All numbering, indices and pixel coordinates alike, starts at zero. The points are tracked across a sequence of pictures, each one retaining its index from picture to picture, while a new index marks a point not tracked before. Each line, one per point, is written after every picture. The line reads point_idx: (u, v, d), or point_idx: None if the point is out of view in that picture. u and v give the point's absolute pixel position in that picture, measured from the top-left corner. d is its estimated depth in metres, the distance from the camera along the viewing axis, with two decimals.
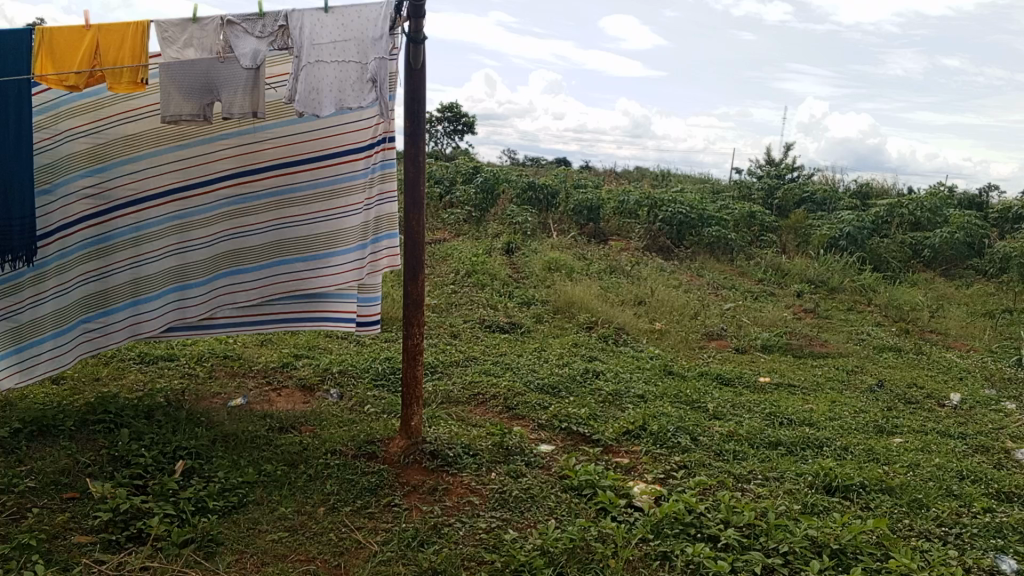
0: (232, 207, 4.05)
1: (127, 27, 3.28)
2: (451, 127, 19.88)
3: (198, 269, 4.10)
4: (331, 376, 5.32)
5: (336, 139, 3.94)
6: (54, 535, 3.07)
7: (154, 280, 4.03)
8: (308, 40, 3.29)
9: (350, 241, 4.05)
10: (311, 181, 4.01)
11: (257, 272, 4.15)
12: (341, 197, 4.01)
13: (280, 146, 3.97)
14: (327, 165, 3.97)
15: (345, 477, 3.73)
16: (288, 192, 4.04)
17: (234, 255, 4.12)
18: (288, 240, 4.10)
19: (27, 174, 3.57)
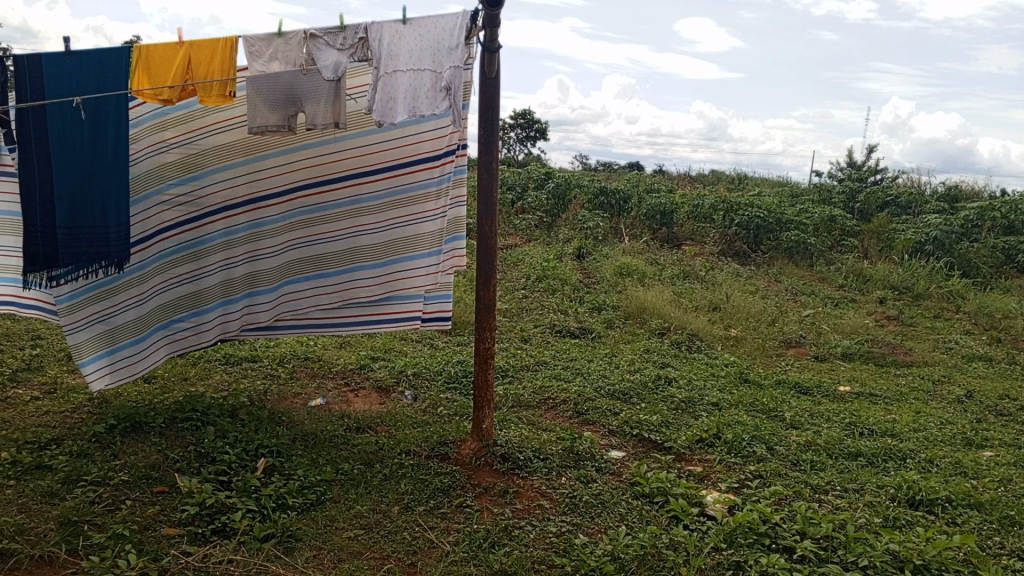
0: (311, 214, 4.17)
1: (216, 42, 3.43)
2: (523, 133, 20.00)
3: (279, 273, 4.26)
4: (405, 379, 5.43)
5: (412, 148, 4.02)
6: (146, 526, 3.23)
7: (241, 283, 4.23)
8: (387, 51, 3.39)
9: (423, 247, 4.15)
10: (386, 190, 4.10)
11: (334, 277, 4.29)
12: (416, 205, 4.11)
13: (357, 155, 4.06)
14: (402, 174, 4.06)
15: (418, 477, 3.80)
16: (364, 200, 4.14)
17: (313, 260, 4.25)
18: (364, 246, 4.20)
19: (123, 182, 3.67)
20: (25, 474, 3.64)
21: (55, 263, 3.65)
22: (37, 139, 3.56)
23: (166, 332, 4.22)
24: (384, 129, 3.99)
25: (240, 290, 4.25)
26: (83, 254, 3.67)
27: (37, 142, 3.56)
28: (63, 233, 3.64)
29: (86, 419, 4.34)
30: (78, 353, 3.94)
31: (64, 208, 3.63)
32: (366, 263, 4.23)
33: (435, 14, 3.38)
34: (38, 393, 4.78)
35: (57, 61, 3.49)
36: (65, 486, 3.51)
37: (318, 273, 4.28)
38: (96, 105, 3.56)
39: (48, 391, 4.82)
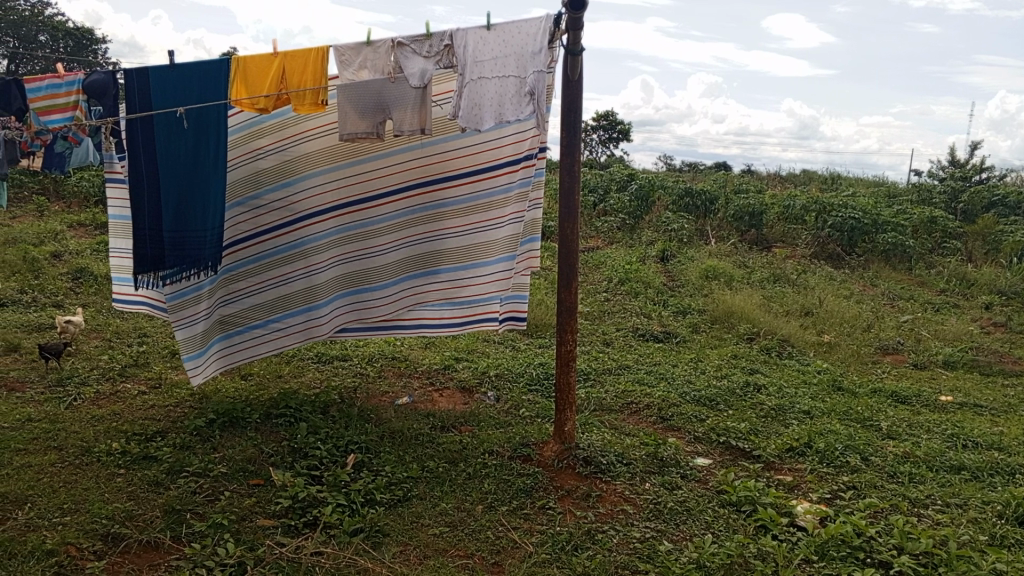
0: (394, 221, 4.28)
1: (309, 53, 3.57)
2: (607, 135, 19.88)
3: (362, 276, 4.40)
4: (488, 380, 5.49)
5: (491, 153, 4.07)
6: (242, 517, 3.38)
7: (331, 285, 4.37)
8: (471, 57, 3.43)
9: (500, 252, 4.18)
10: (467, 195, 4.17)
11: (414, 281, 4.39)
12: (492, 209, 4.15)
13: (437, 161, 4.15)
14: (481, 179, 4.12)
15: (502, 477, 3.84)
16: (443, 206, 4.22)
17: (392, 265, 4.36)
18: (442, 252, 4.29)
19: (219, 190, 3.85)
20: (133, 463, 3.87)
21: (161, 266, 3.84)
22: (145, 147, 3.75)
23: (255, 332, 4.42)
24: (465, 135, 4.06)
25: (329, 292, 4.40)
26: (187, 256, 3.88)
27: (145, 151, 3.74)
28: (169, 237, 3.84)
29: (188, 413, 4.58)
30: (182, 348, 4.09)
31: (171, 213, 3.82)
32: (444, 266, 4.32)
33: (519, 19, 3.42)
34: (145, 387, 5.08)
35: (162, 73, 3.69)
36: (169, 476, 3.72)
37: (400, 277, 4.39)
38: (198, 113, 3.73)
39: (155, 386, 5.12)
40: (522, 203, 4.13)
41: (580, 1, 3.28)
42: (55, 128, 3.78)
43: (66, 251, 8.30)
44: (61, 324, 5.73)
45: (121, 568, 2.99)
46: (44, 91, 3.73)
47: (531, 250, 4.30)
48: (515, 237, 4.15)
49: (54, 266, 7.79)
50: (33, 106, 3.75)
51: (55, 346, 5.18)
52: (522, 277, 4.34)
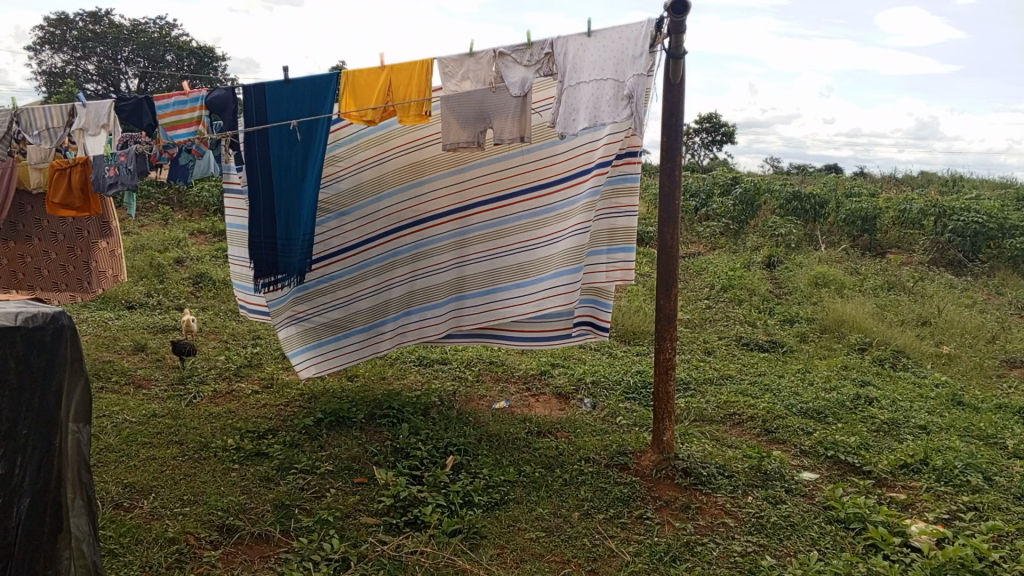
0: (478, 233, 4.30)
1: (414, 65, 3.67)
2: (709, 137, 19.45)
3: (448, 289, 4.41)
4: (585, 387, 5.47)
5: (577, 159, 4.02)
6: (347, 514, 3.50)
7: (433, 291, 4.42)
8: (571, 64, 3.46)
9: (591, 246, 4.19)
10: (549, 205, 4.13)
11: (487, 296, 4.33)
12: (571, 217, 4.03)
13: (520, 172, 4.17)
14: (563, 188, 4.07)
15: (598, 485, 3.82)
16: (523, 217, 4.19)
17: (472, 279, 4.35)
18: (518, 265, 4.23)
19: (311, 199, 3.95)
20: (247, 459, 4.08)
21: (276, 270, 4.10)
22: (261, 159, 3.98)
23: (357, 339, 4.52)
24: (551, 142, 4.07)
25: (420, 302, 4.46)
26: (294, 263, 4.08)
27: (262, 162, 3.98)
28: (281, 245, 4.08)
29: (297, 412, 4.79)
30: (285, 345, 4.46)
31: (281, 223, 4.04)
32: (519, 278, 4.22)
33: (620, 24, 3.39)
34: (258, 386, 5.36)
35: (277, 87, 3.89)
36: (279, 472, 3.91)
37: (477, 292, 4.36)
38: (312, 124, 3.90)
39: (267, 386, 5.39)
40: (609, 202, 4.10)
41: (682, 4, 3.26)
42: (179, 142, 4.02)
43: (188, 257, 8.85)
44: (183, 326, 6.11)
45: (235, 558, 3.16)
46: (171, 107, 3.99)
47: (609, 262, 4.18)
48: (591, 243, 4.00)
49: (177, 271, 8.33)
50: (162, 121, 4.02)
51: (182, 347, 5.47)
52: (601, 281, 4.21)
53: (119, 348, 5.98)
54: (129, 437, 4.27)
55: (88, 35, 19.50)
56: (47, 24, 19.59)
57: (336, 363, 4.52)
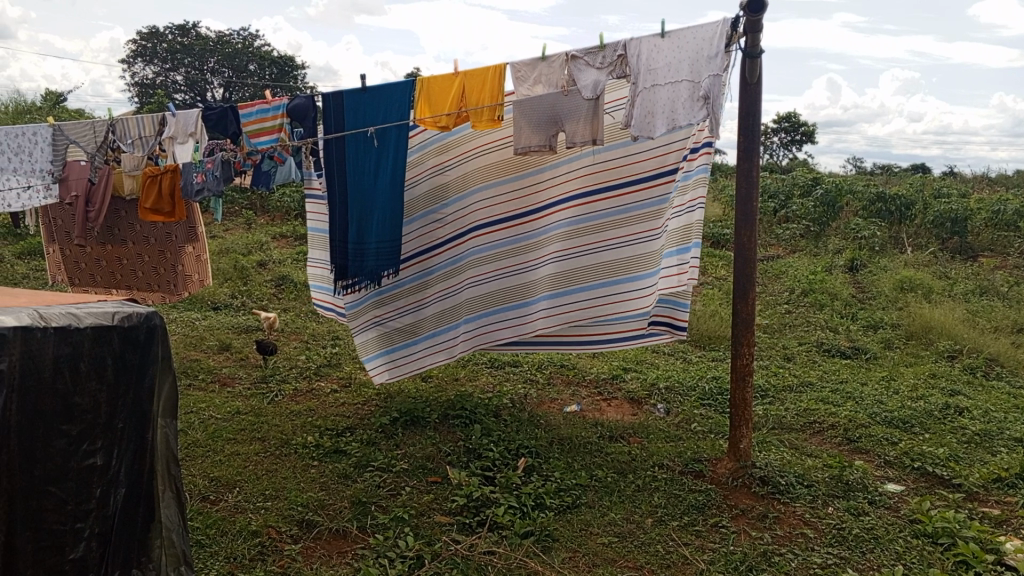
0: (529, 240, 4.34)
1: (486, 70, 3.73)
2: (789, 137, 18.93)
3: (519, 292, 4.42)
4: (658, 392, 5.41)
5: (608, 175, 4.17)
6: (422, 512, 3.57)
7: (504, 294, 4.44)
8: (644, 65, 3.42)
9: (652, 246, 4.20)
10: (570, 220, 4.28)
11: (507, 313, 4.46)
12: (585, 235, 4.27)
13: (547, 185, 4.26)
14: (581, 205, 4.24)
15: (672, 492, 3.78)
16: (594, 219, 4.24)
17: (543, 282, 4.36)
18: (540, 279, 4.37)
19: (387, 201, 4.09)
20: (325, 456, 4.20)
21: (348, 274, 4.18)
22: (338, 164, 4.08)
23: (428, 344, 4.56)
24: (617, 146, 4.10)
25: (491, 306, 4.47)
26: (367, 265, 4.16)
27: (339, 167, 4.08)
28: (353, 248, 4.14)
29: (373, 411, 4.91)
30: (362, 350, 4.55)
31: (354, 226, 4.11)
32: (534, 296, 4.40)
33: (695, 25, 3.34)
34: (336, 385, 5.50)
35: (356, 94, 3.97)
36: (356, 470, 4.01)
37: (499, 306, 4.46)
38: (388, 131, 4.00)
39: (344, 385, 5.53)
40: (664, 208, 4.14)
41: (759, 3, 3.22)
42: (263, 148, 4.15)
43: (270, 260, 9.16)
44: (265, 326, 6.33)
45: (314, 552, 3.26)
46: (254, 115, 4.12)
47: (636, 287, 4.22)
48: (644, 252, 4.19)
49: (260, 274, 8.64)
50: (246, 129, 4.16)
51: (265, 345, 5.62)
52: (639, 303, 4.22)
53: (206, 348, 6.24)
54: (214, 433, 4.45)
55: (177, 48, 20.43)
56: (141, 38, 20.62)
57: (409, 368, 4.57)
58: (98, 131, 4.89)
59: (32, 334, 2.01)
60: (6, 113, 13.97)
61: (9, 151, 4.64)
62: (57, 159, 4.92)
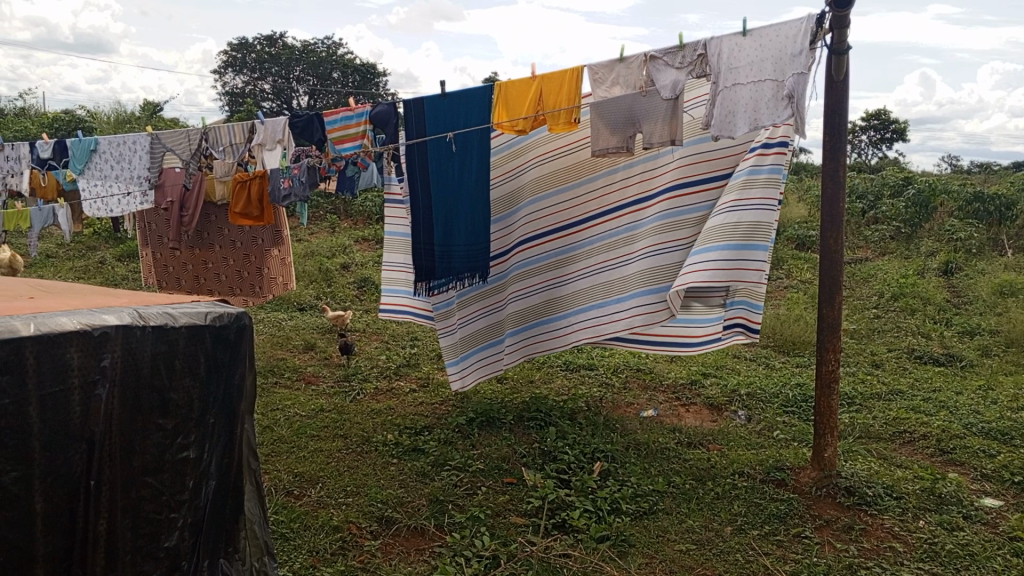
0: (587, 246, 4.38)
1: (564, 74, 3.73)
2: (879, 135, 18.18)
3: (577, 298, 4.42)
4: (739, 398, 5.29)
5: (621, 195, 4.24)
6: (498, 513, 3.60)
7: (562, 300, 4.46)
8: (725, 65, 3.36)
9: (720, 238, 3.74)
10: (580, 241, 4.38)
11: (525, 334, 4.55)
12: (595, 256, 4.35)
13: (562, 210, 4.39)
14: (593, 227, 4.34)
15: (752, 500, 3.70)
16: (648, 224, 4.15)
17: (598, 288, 4.34)
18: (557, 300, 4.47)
19: (475, 203, 4.18)
20: (404, 454, 4.29)
21: (434, 276, 4.20)
22: (421, 168, 4.12)
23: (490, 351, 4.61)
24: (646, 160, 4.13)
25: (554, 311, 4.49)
26: (455, 267, 4.22)
27: (421, 171, 4.12)
28: (440, 250, 4.18)
29: (451, 411, 4.98)
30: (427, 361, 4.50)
31: (440, 229, 4.15)
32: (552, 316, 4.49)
33: (778, 22, 3.26)
34: (415, 385, 5.61)
35: (436, 100, 4.05)
36: (434, 469, 4.08)
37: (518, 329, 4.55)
38: (470, 135, 4.09)
39: (423, 385, 5.64)
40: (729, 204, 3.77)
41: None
42: (346, 154, 4.31)
43: (353, 263, 9.40)
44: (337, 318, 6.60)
45: (393, 549, 3.33)
46: (338, 122, 4.27)
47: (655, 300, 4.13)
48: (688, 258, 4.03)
49: (342, 276, 8.89)
50: (331, 136, 4.33)
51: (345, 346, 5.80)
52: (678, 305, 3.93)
53: (292, 348, 6.47)
54: (299, 430, 4.61)
55: (266, 58, 21.25)
56: (232, 49, 21.55)
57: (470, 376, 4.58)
58: (192, 139, 5.07)
59: (132, 333, 2.13)
60: (110, 124, 14.82)
61: (108, 159, 5.26)
62: (153, 167, 5.19)
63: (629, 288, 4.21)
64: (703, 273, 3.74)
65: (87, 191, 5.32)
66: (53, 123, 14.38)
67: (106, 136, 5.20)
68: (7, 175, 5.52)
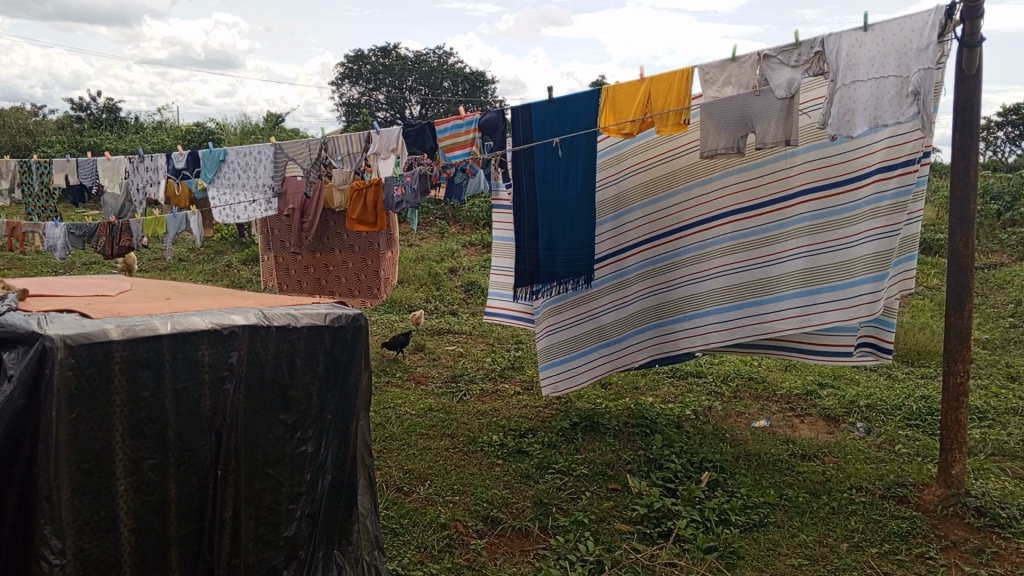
0: (679, 257, 4.37)
1: (673, 76, 3.69)
2: (1016, 131, 16.90)
3: (668, 310, 4.45)
4: (857, 410, 5.06)
5: (731, 200, 4.17)
6: (602, 518, 3.60)
7: (654, 311, 4.50)
8: (845, 61, 3.23)
9: (865, 272, 3.78)
10: (686, 247, 4.34)
11: (623, 340, 4.58)
12: (694, 263, 4.33)
13: (655, 219, 4.38)
14: (698, 232, 4.29)
15: (871, 517, 3.53)
16: (745, 235, 4.16)
17: (693, 300, 4.35)
18: (654, 307, 4.49)
19: (577, 210, 4.18)
20: (509, 455, 4.36)
21: (538, 279, 4.25)
22: (526, 175, 4.16)
23: (584, 360, 4.58)
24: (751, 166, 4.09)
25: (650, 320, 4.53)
26: (558, 271, 4.26)
27: (527, 177, 4.15)
28: (544, 254, 4.22)
29: (554, 415, 5.01)
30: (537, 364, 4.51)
31: (544, 234, 4.19)
32: (650, 323, 4.53)
33: (903, 15, 3.11)
34: (519, 388, 5.68)
35: (543, 107, 4.05)
36: (538, 471, 4.12)
37: (611, 339, 4.57)
38: (576, 141, 4.07)
39: (527, 388, 5.70)
40: (854, 225, 3.82)
41: None
42: (457, 162, 4.34)
43: (460, 267, 9.60)
44: (414, 317, 7.03)
45: (498, 548, 3.39)
46: (449, 130, 4.29)
47: (762, 313, 4.13)
48: (804, 270, 4.00)
49: (451, 280, 9.10)
50: (441, 144, 4.34)
51: (397, 338, 6.24)
52: (803, 326, 4.01)
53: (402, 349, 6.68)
54: (409, 428, 4.76)
55: (379, 68, 22.07)
56: (349, 61, 22.49)
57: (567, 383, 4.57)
58: (312, 148, 5.24)
59: (257, 332, 2.28)
60: (236, 135, 15.78)
61: (236, 168, 5.55)
62: (277, 174, 5.49)
63: (726, 301, 4.23)
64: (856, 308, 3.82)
65: (215, 200, 5.58)
66: (186, 135, 15.45)
67: (234, 146, 5.48)
68: (147, 185, 5.93)
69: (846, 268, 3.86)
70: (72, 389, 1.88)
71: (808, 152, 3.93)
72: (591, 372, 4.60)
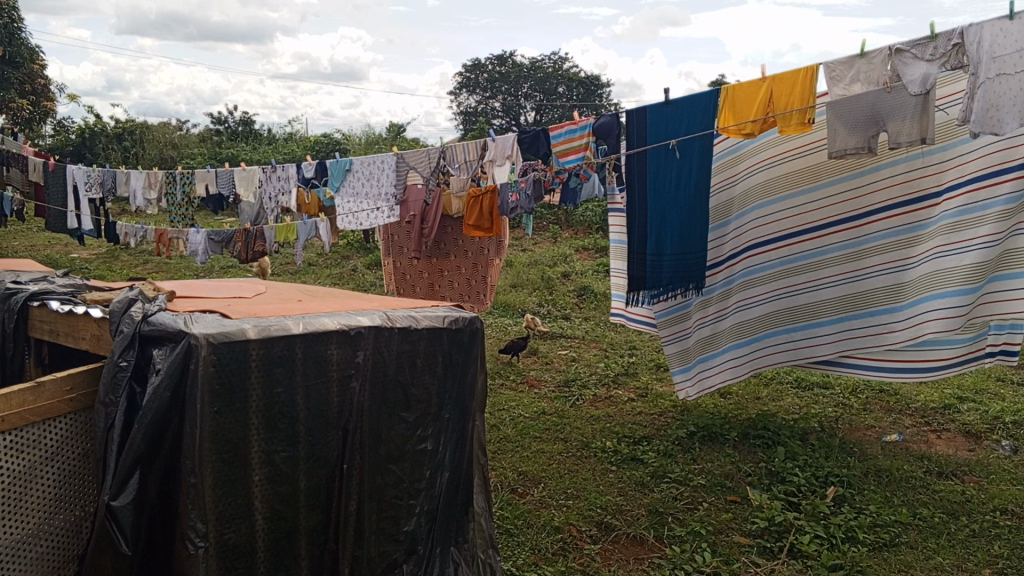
0: (771, 270, 4.37)
1: (797, 73, 3.58)
2: None
3: (757, 326, 4.46)
4: (1002, 427, 4.71)
5: (822, 213, 4.22)
6: (720, 530, 3.53)
7: (743, 327, 4.46)
8: (987, 54, 3.03)
9: (948, 285, 3.97)
10: (777, 259, 4.35)
11: (713, 359, 4.50)
12: (785, 276, 4.36)
13: (748, 231, 4.33)
14: (788, 245, 4.32)
15: (1017, 542, 3.30)
16: (840, 247, 4.22)
17: (783, 315, 4.42)
18: (743, 324, 4.46)
19: (687, 216, 4.12)
20: (623, 462, 4.34)
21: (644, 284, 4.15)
22: (639, 178, 4.08)
23: (682, 376, 4.51)
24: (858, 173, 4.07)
25: (743, 336, 4.48)
26: (664, 277, 4.16)
27: (639, 179, 4.06)
28: (652, 258, 4.14)
29: (671, 423, 4.95)
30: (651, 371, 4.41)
31: (653, 238, 4.10)
32: (736, 341, 4.49)
33: None
34: (634, 395, 5.65)
35: (659, 108, 3.96)
36: (653, 479, 4.09)
37: (703, 357, 4.49)
38: (692, 143, 3.98)
39: (642, 395, 5.65)
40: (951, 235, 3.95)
41: None
42: (570, 167, 4.24)
43: (573, 272, 9.64)
44: (528, 322, 7.29)
45: (612, 555, 3.39)
46: (563, 136, 4.23)
47: (856, 325, 4.28)
48: (899, 282, 4.12)
49: (565, 284, 9.14)
50: (554, 149, 4.29)
51: (515, 342, 6.33)
52: (897, 337, 4.16)
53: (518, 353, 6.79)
54: (524, 430, 4.83)
55: (496, 77, 22.51)
56: (467, 70, 23.08)
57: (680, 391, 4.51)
58: (432, 157, 5.44)
59: (381, 332, 2.40)
60: (361, 145, 16.50)
61: (360, 177, 5.85)
62: (398, 183, 5.67)
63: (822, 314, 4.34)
64: (944, 319, 4.00)
65: (341, 207, 5.93)
66: (315, 146, 16.30)
67: (360, 156, 5.79)
68: (278, 193, 6.31)
69: (946, 276, 3.98)
70: (214, 383, 2.03)
71: (903, 164, 3.98)
72: (688, 386, 4.53)
